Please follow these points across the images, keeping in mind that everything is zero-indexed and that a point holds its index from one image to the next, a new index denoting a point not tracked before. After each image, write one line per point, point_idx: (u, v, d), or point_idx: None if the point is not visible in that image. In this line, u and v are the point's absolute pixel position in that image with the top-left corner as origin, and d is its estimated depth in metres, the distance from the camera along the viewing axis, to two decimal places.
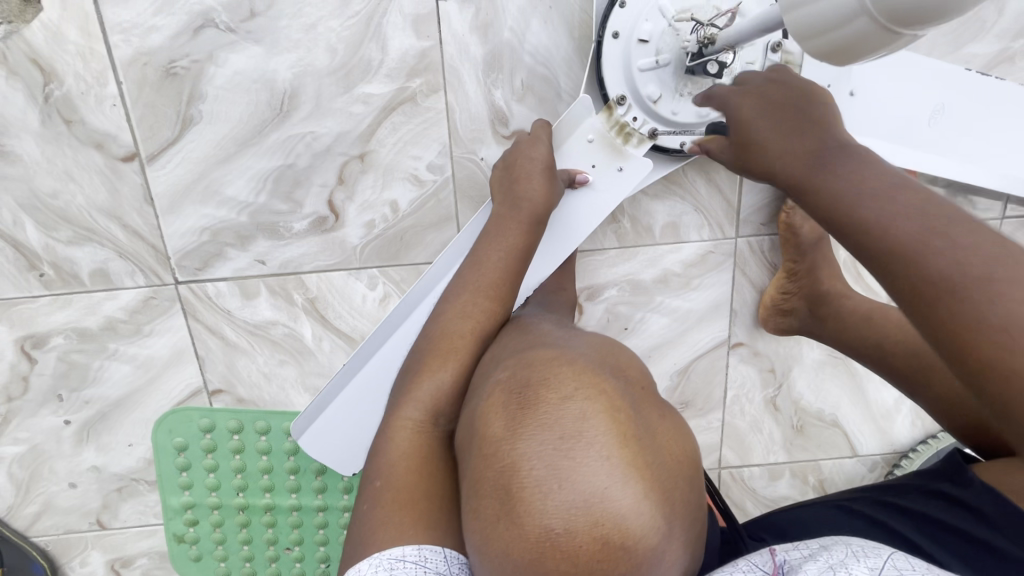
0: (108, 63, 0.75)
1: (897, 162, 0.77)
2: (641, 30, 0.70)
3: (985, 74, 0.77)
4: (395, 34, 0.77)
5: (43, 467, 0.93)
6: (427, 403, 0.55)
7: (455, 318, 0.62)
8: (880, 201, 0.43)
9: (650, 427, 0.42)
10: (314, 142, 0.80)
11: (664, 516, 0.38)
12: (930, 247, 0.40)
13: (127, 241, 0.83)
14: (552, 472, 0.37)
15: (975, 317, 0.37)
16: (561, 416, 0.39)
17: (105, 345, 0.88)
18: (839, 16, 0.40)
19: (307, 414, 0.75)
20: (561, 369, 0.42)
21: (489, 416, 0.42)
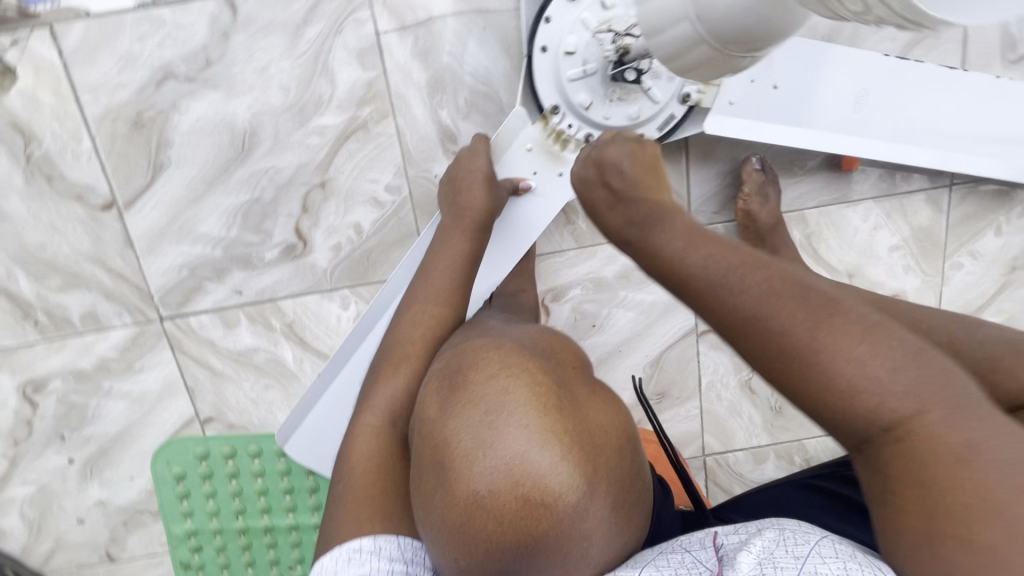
0: (82, 121, 0.82)
1: (825, 148, 0.81)
2: (566, 42, 0.74)
3: (910, 61, 0.81)
4: (342, 68, 0.82)
5: (52, 505, 0.98)
6: (384, 407, 0.59)
7: (410, 324, 0.66)
8: (714, 265, 0.42)
9: (577, 401, 0.44)
10: (276, 175, 0.85)
11: (586, 477, 0.40)
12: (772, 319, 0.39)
13: (113, 284, 0.88)
14: (476, 441, 0.39)
15: (837, 382, 0.37)
16: (486, 391, 0.41)
17: (100, 384, 0.93)
18: (689, 44, 0.46)
19: (287, 424, 0.81)
20: (490, 354, 0.45)
21: (428, 403, 0.45)
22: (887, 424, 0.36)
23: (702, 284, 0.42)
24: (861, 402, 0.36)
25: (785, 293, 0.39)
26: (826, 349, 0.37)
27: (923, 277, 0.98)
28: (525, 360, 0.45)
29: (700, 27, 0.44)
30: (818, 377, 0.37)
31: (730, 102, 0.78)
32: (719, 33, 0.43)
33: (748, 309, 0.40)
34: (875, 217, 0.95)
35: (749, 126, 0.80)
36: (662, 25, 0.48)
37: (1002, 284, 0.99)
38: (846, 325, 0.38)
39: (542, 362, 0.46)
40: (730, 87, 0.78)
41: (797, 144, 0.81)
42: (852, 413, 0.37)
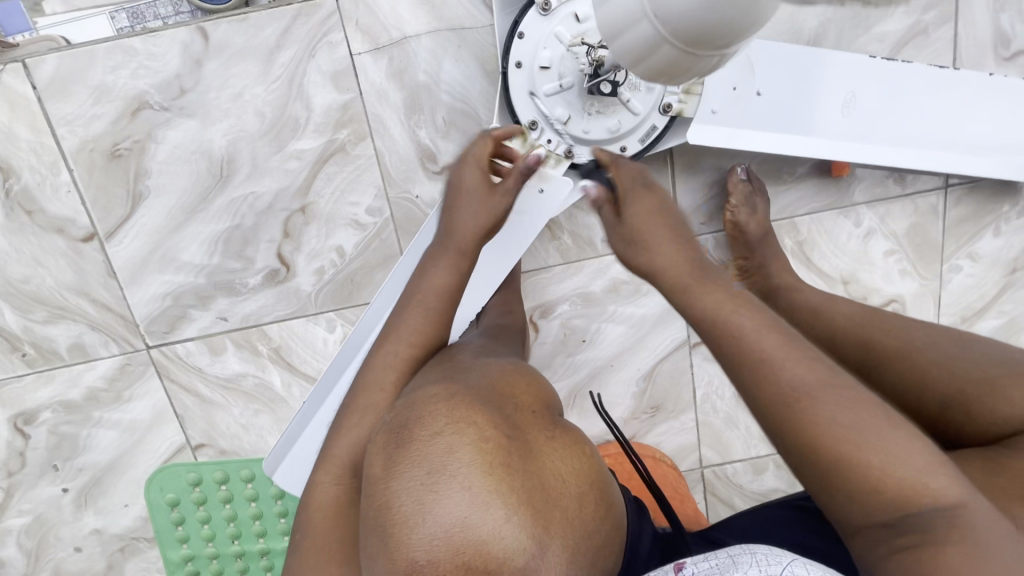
0: (59, 154, 0.81)
1: (814, 155, 0.78)
2: (541, 57, 0.73)
3: (897, 61, 0.77)
4: (317, 91, 0.81)
5: (48, 534, 0.98)
6: (344, 459, 0.57)
7: (376, 368, 0.63)
8: (780, 341, 0.46)
9: (529, 451, 0.45)
10: (256, 201, 0.84)
11: (536, 536, 0.41)
12: (825, 397, 0.44)
13: (98, 315, 0.88)
14: (418, 504, 0.40)
15: (880, 464, 0.42)
16: (429, 452, 0.42)
17: (90, 414, 0.93)
18: (650, 45, 0.42)
19: (272, 457, 0.81)
20: (438, 407, 0.46)
21: (375, 459, 0.46)
22: (917, 503, 0.41)
23: (775, 368, 0.45)
24: (899, 484, 0.42)
25: (839, 380, 0.45)
26: (876, 435, 0.43)
27: (921, 281, 0.95)
28: (475, 413, 0.46)
29: (662, 23, 0.40)
30: (869, 460, 0.42)
31: (713, 110, 0.75)
32: (681, 28, 0.38)
33: (817, 383, 0.45)
34: (869, 221, 0.93)
35: (735, 134, 0.76)
36: (621, 28, 0.43)
37: (1003, 285, 0.96)
38: (888, 418, 0.44)
39: (491, 413, 0.47)
40: (712, 95, 0.75)
41: (785, 150, 0.78)
42: (891, 495, 0.42)
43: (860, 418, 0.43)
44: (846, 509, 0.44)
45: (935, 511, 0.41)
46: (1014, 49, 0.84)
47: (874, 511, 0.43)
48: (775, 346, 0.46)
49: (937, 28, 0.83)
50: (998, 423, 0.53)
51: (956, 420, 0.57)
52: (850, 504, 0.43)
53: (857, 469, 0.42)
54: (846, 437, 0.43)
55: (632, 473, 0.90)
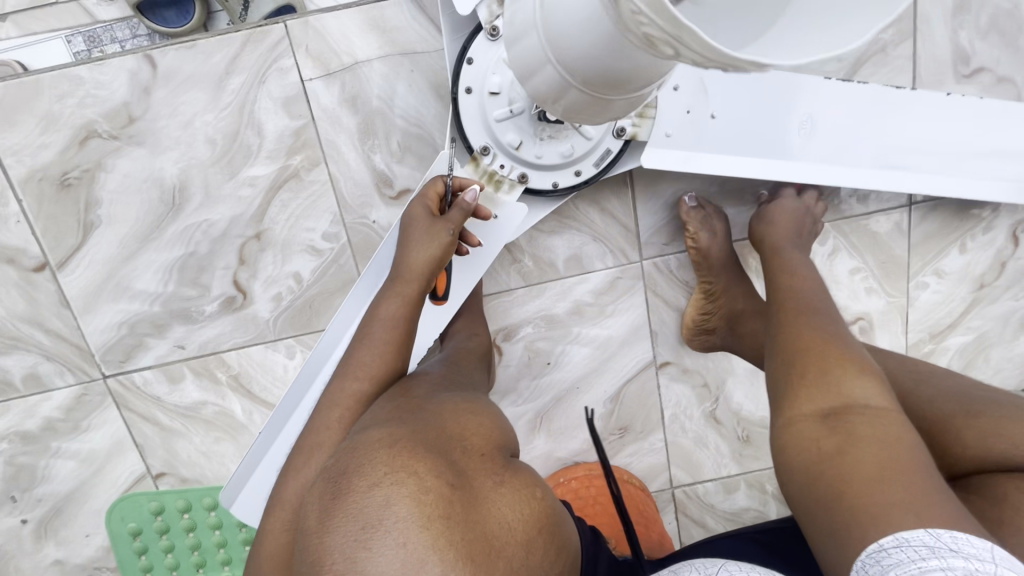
0: (7, 183, 0.80)
1: (772, 176, 0.77)
2: (490, 82, 0.72)
3: (856, 82, 0.76)
4: (269, 118, 0.80)
5: (8, 566, 0.97)
6: (293, 501, 0.54)
7: (326, 408, 0.59)
8: (803, 282, 0.69)
9: (475, 500, 0.41)
10: (210, 229, 0.83)
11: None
12: (818, 336, 0.58)
13: (52, 345, 0.87)
14: (349, 564, 0.37)
15: (838, 383, 0.53)
16: (363, 505, 0.39)
17: (48, 445, 0.92)
18: (557, 86, 0.40)
19: (232, 484, 0.79)
20: (377, 453, 0.42)
21: (307, 509, 0.42)
22: (849, 399, 0.51)
23: (790, 291, 0.68)
24: (838, 379, 0.53)
25: (839, 338, 0.58)
26: (843, 352, 0.56)
27: (888, 298, 0.95)
28: (420, 458, 0.42)
29: (566, 70, 0.38)
30: (831, 370, 0.54)
31: (667, 133, 0.74)
32: (587, 77, 0.37)
33: (822, 328, 0.59)
34: (834, 240, 0.92)
35: (690, 157, 0.75)
36: (529, 73, 0.41)
37: (971, 301, 0.96)
38: (866, 371, 0.54)
39: (440, 457, 0.43)
40: (665, 118, 0.73)
41: (742, 172, 0.76)
42: (829, 387, 0.53)
43: (844, 353, 0.56)
44: (794, 396, 0.55)
45: (862, 410, 0.50)
46: (974, 67, 0.84)
47: (814, 399, 0.53)
48: (796, 287, 0.68)
49: (895, 47, 0.83)
50: (989, 461, 0.52)
51: (939, 454, 0.56)
52: (797, 389, 0.55)
53: (820, 358, 0.56)
54: (825, 355, 0.56)
55: (599, 498, 0.90)
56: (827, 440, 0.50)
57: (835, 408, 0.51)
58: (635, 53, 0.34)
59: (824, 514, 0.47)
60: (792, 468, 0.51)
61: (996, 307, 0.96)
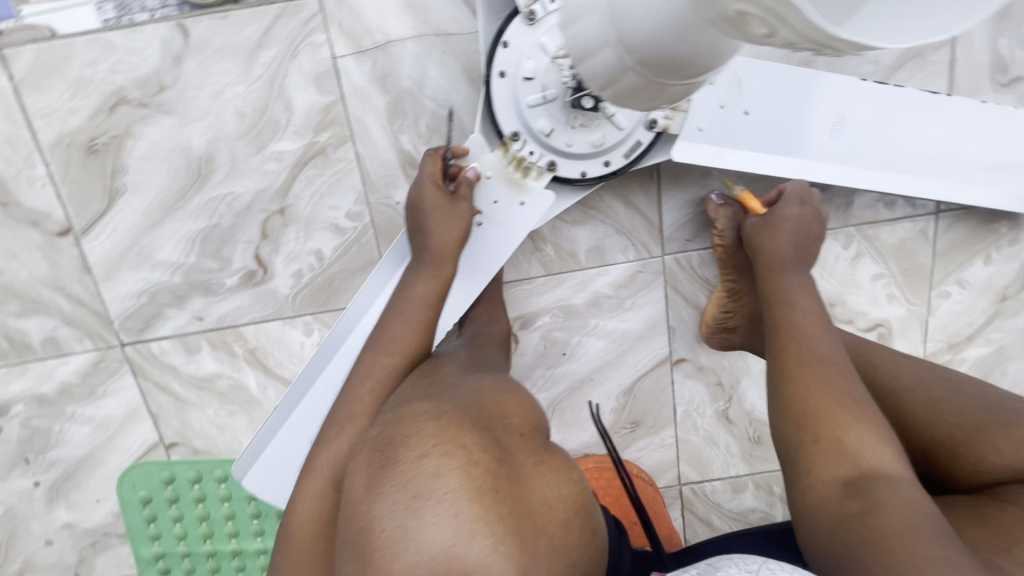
0: (35, 146, 0.80)
1: (804, 176, 0.76)
2: (525, 67, 0.71)
3: (891, 86, 0.76)
4: (298, 93, 0.80)
5: (20, 527, 0.98)
6: (326, 472, 0.55)
7: (359, 378, 0.61)
8: (801, 305, 0.65)
9: (516, 477, 0.45)
10: (234, 201, 0.83)
11: (522, 568, 0.40)
12: (819, 373, 0.57)
13: (72, 310, 0.87)
14: (400, 531, 0.39)
15: (842, 435, 0.52)
16: (414, 474, 0.41)
17: (63, 409, 0.92)
18: (613, 71, 0.39)
19: (244, 458, 0.79)
20: (424, 425, 0.44)
21: (354, 476, 0.44)
22: (870, 467, 0.49)
23: (788, 316, 0.64)
24: (857, 445, 0.51)
25: (841, 373, 0.57)
26: (856, 410, 0.53)
27: (909, 306, 0.94)
28: (465, 433, 0.44)
29: (625, 51, 0.37)
30: (840, 415, 0.53)
31: (699, 127, 0.73)
32: (648, 59, 0.36)
33: (824, 363, 0.58)
34: (857, 245, 0.91)
35: (722, 153, 0.74)
36: (585, 54, 0.41)
37: (992, 313, 0.95)
38: (871, 417, 0.52)
39: (481, 434, 0.45)
40: (699, 112, 0.73)
41: (773, 171, 0.75)
42: (849, 451, 0.51)
43: (849, 397, 0.54)
44: (810, 457, 0.53)
45: (882, 477, 0.48)
46: (1012, 76, 0.82)
47: (829, 461, 0.51)
48: (801, 319, 0.63)
49: (933, 51, 0.81)
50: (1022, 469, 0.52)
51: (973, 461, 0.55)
52: (814, 451, 0.52)
53: (834, 414, 0.53)
54: (835, 402, 0.54)
55: (608, 490, 0.90)
56: (849, 505, 0.48)
57: (854, 475, 0.49)
58: (704, 33, 0.33)
59: (847, 563, 0.45)
60: (813, 525, 0.50)
61: (1017, 320, 0.95)
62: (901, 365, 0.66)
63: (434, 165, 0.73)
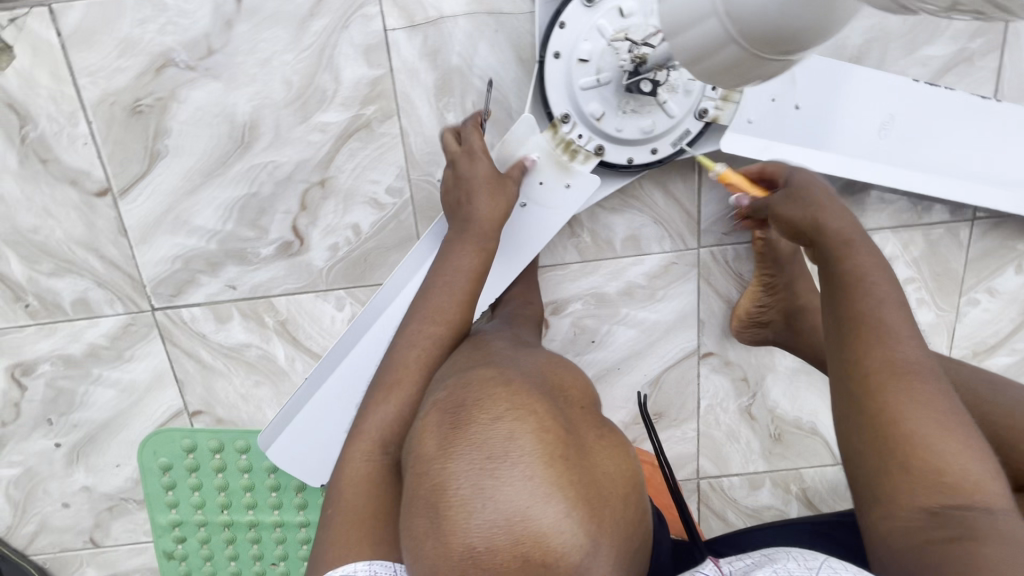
0: (79, 104, 0.79)
1: (851, 174, 0.76)
2: (581, 49, 0.71)
3: (941, 87, 0.76)
4: (347, 64, 0.79)
5: (37, 488, 0.97)
6: (375, 435, 0.57)
7: (404, 345, 0.63)
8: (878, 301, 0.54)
9: (581, 448, 0.47)
10: (275, 170, 0.83)
11: (588, 529, 0.43)
12: (914, 389, 0.49)
13: (105, 272, 0.87)
14: (476, 489, 0.42)
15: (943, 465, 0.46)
16: (488, 437, 0.44)
17: (90, 371, 0.92)
18: (712, 44, 0.39)
19: (272, 427, 0.79)
20: (494, 393, 0.47)
21: (424, 438, 0.47)
22: (966, 497, 0.45)
23: (867, 314, 0.53)
24: (954, 474, 0.46)
25: (936, 386, 0.50)
26: (955, 430, 0.48)
27: (938, 312, 0.94)
28: (533, 402, 0.47)
29: (730, 21, 0.37)
30: (939, 441, 0.47)
31: (749, 119, 0.73)
32: (753, 30, 0.37)
33: (918, 373, 0.50)
34: (892, 247, 0.92)
35: (771, 147, 0.74)
36: (686, 25, 0.40)
37: (1019, 323, 0.95)
38: (970, 440, 0.47)
39: (546, 404, 0.48)
40: (750, 104, 0.73)
41: (820, 167, 0.75)
42: (944, 481, 0.46)
43: (947, 416, 0.48)
44: (896, 483, 0.48)
45: (980, 509, 0.45)
46: None
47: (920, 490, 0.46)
48: (890, 316, 0.53)
49: (982, 57, 0.81)
50: None
51: None
52: (898, 478, 0.48)
53: (937, 439, 0.47)
54: (937, 427, 0.48)
55: None
56: (934, 537, 0.45)
57: (944, 505, 0.46)
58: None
59: None
60: (884, 549, 0.48)
61: None
62: (966, 374, 0.67)
63: (471, 140, 0.72)
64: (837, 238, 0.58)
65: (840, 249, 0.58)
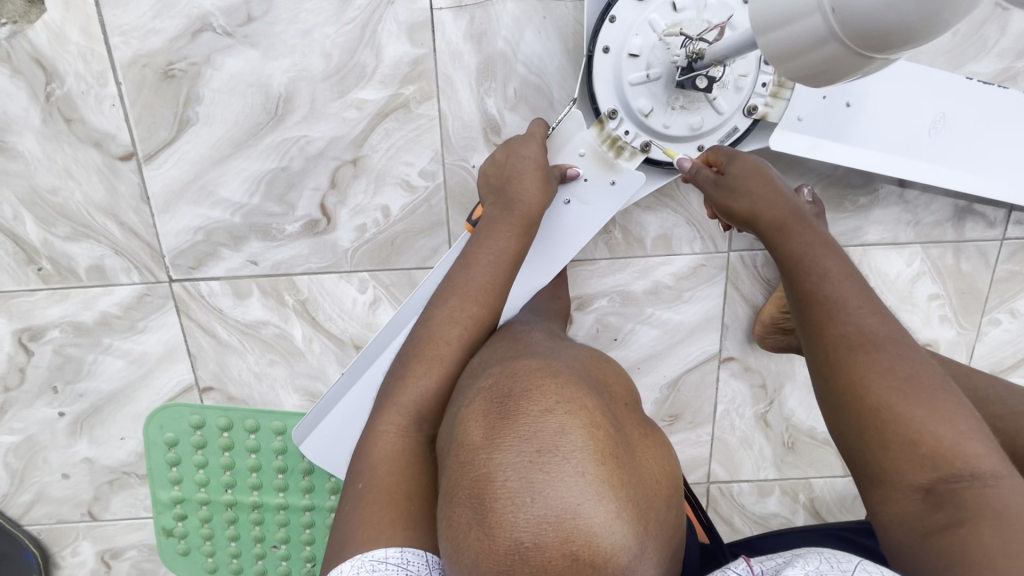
0: (108, 64, 0.77)
1: (898, 174, 0.76)
2: (631, 44, 0.70)
3: (993, 86, 0.75)
4: (389, 41, 0.77)
5: (37, 457, 0.95)
6: (409, 407, 0.54)
7: (444, 319, 0.60)
8: (833, 281, 0.55)
9: (629, 449, 0.44)
10: (307, 145, 0.81)
11: (636, 534, 0.39)
12: (869, 357, 0.50)
13: (124, 239, 0.84)
14: (526, 483, 0.37)
15: (911, 433, 0.46)
16: (539, 429, 0.39)
17: (100, 340, 0.89)
18: (810, 40, 0.40)
19: (308, 420, 0.77)
20: (545, 382, 0.43)
21: (469, 424, 0.42)
22: (948, 467, 0.45)
23: (820, 293, 0.55)
24: (934, 444, 0.45)
25: (905, 356, 0.50)
26: (928, 397, 0.47)
27: (960, 330, 0.95)
28: (583, 396, 0.43)
29: (835, 21, 0.37)
30: (902, 409, 0.47)
31: (798, 117, 0.73)
32: (860, 31, 0.36)
33: (876, 341, 0.51)
34: (919, 262, 0.92)
35: (819, 145, 0.74)
36: (785, 21, 0.41)
37: None
38: (942, 401, 0.47)
39: (595, 399, 0.44)
40: (801, 102, 0.72)
41: (867, 166, 0.75)
42: (922, 452, 0.46)
43: (907, 381, 0.48)
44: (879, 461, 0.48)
45: (968, 480, 0.44)
46: None
47: (904, 465, 0.46)
48: (838, 291, 0.55)
49: None
50: None
51: None
52: (880, 456, 0.48)
53: (899, 410, 0.47)
54: (898, 395, 0.48)
55: None
56: (933, 518, 0.45)
57: (937, 482, 0.45)
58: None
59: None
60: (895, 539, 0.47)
61: None
62: (1000, 389, 0.66)
63: (526, 133, 0.73)
64: (772, 227, 0.62)
65: (774, 236, 0.62)
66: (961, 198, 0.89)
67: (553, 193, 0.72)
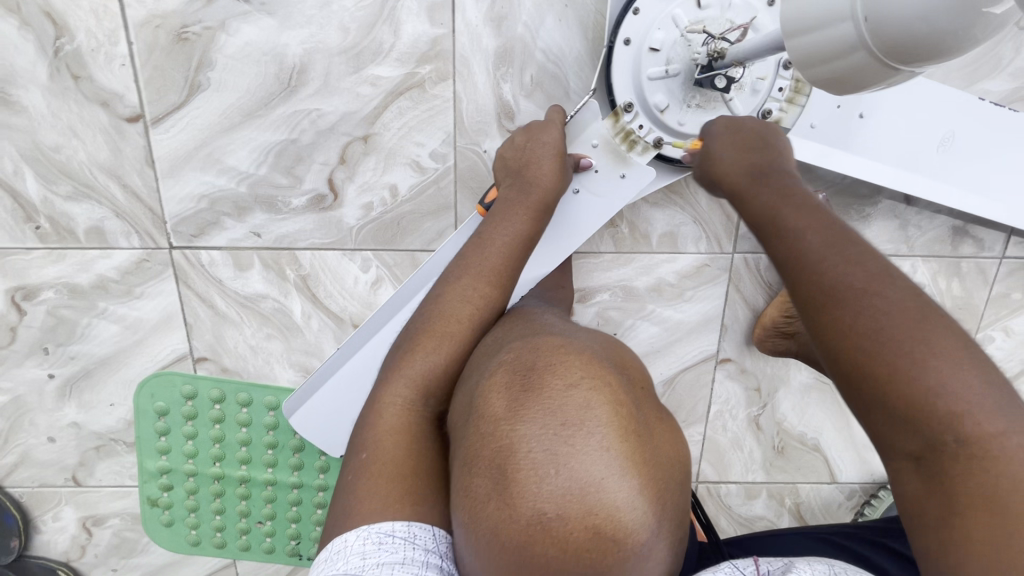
0: (120, 22, 0.75)
1: (905, 188, 0.77)
2: (653, 38, 0.70)
3: (1005, 108, 0.76)
4: (408, 19, 0.77)
5: (23, 418, 0.93)
6: (419, 382, 0.54)
7: (454, 298, 0.60)
8: (798, 225, 0.46)
9: (651, 429, 0.43)
10: (319, 119, 0.80)
11: (657, 511, 0.39)
12: (849, 306, 0.40)
13: (126, 202, 0.83)
14: (549, 455, 0.37)
15: (894, 396, 0.37)
16: (564, 403, 0.39)
17: (95, 303, 0.88)
18: (840, 47, 0.41)
19: (297, 395, 0.76)
20: (569, 358, 0.43)
21: (489, 396, 0.42)
22: (932, 431, 0.36)
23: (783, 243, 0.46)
24: (913, 405, 0.37)
25: (894, 296, 0.40)
26: (915, 346, 0.37)
27: None
28: (607, 374, 0.43)
29: (867, 31, 0.39)
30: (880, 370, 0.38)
31: (812, 125, 0.73)
32: (890, 43, 0.38)
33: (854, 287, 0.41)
34: (920, 275, 0.92)
35: (829, 153, 0.74)
36: (816, 26, 0.42)
37: None
38: (938, 350, 0.37)
39: (617, 377, 0.44)
40: (814, 108, 0.73)
41: (874, 178, 0.76)
42: (908, 417, 0.37)
43: (892, 329, 0.38)
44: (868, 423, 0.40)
45: (956, 445, 0.35)
46: None
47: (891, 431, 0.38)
48: (801, 237, 0.45)
49: None
50: None
51: None
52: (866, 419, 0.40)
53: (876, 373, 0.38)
54: (879, 352, 0.38)
55: None
56: (922, 498, 0.37)
57: (924, 449, 0.37)
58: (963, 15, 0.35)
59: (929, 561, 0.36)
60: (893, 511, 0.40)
61: None
62: None
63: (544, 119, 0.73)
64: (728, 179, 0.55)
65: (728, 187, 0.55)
66: (962, 215, 0.90)
67: (567, 180, 0.71)
